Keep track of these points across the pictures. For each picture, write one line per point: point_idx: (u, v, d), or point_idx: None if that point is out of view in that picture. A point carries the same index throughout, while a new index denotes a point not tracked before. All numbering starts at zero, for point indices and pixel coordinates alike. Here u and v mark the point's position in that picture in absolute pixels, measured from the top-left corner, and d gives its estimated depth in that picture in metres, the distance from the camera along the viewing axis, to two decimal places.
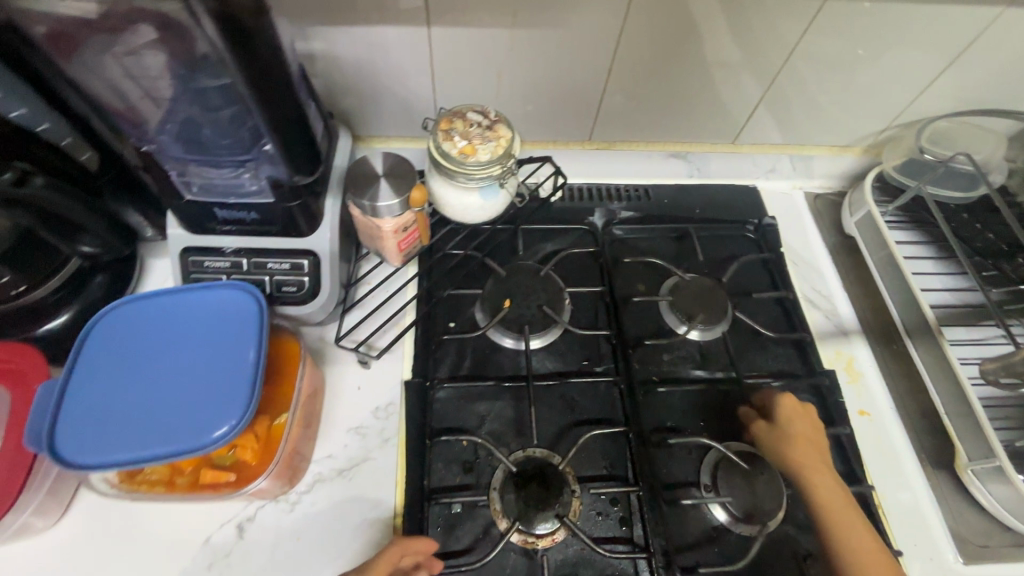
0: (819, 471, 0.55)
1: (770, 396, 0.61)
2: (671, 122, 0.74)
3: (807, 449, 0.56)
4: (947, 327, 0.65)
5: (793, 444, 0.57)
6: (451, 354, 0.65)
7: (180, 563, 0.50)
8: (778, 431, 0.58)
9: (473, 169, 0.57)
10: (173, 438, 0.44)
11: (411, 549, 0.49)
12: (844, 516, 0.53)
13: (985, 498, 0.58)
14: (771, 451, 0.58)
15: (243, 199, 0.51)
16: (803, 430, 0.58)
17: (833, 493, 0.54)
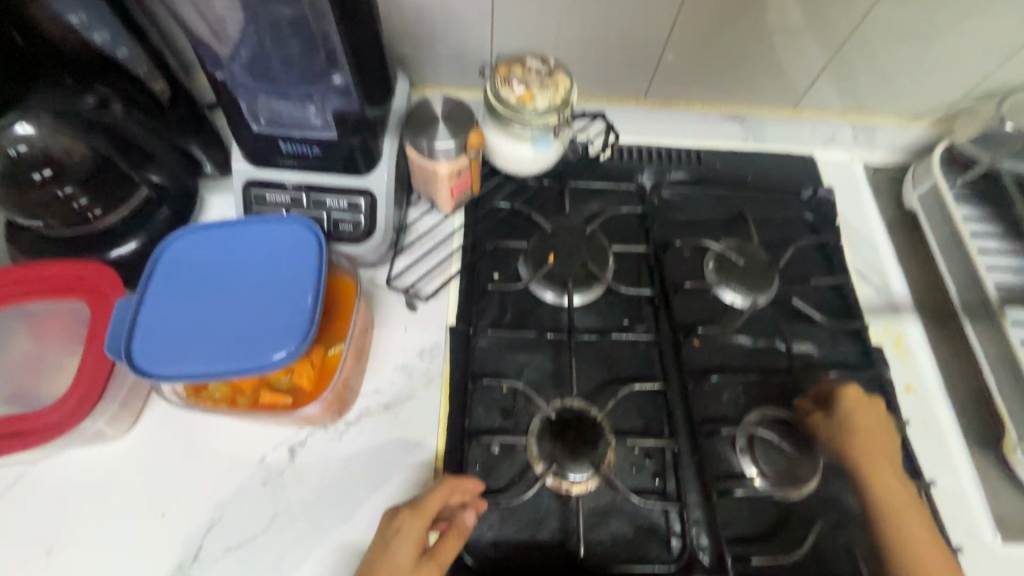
0: (885, 468, 0.55)
1: (832, 390, 0.59)
2: (730, 82, 0.72)
3: (871, 447, 0.56)
4: (1010, 307, 0.62)
5: (857, 441, 0.56)
6: (494, 305, 0.66)
7: (238, 478, 0.54)
8: (841, 427, 0.57)
9: (530, 116, 0.57)
10: (236, 358, 0.46)
11: (461, 487, 0.51)
12: (906, 515, 0.52)
13: None
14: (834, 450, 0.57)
15: (307, 133, 0.52)
16: (867, 427, 0.57)
17: (899, 493, 0.53)
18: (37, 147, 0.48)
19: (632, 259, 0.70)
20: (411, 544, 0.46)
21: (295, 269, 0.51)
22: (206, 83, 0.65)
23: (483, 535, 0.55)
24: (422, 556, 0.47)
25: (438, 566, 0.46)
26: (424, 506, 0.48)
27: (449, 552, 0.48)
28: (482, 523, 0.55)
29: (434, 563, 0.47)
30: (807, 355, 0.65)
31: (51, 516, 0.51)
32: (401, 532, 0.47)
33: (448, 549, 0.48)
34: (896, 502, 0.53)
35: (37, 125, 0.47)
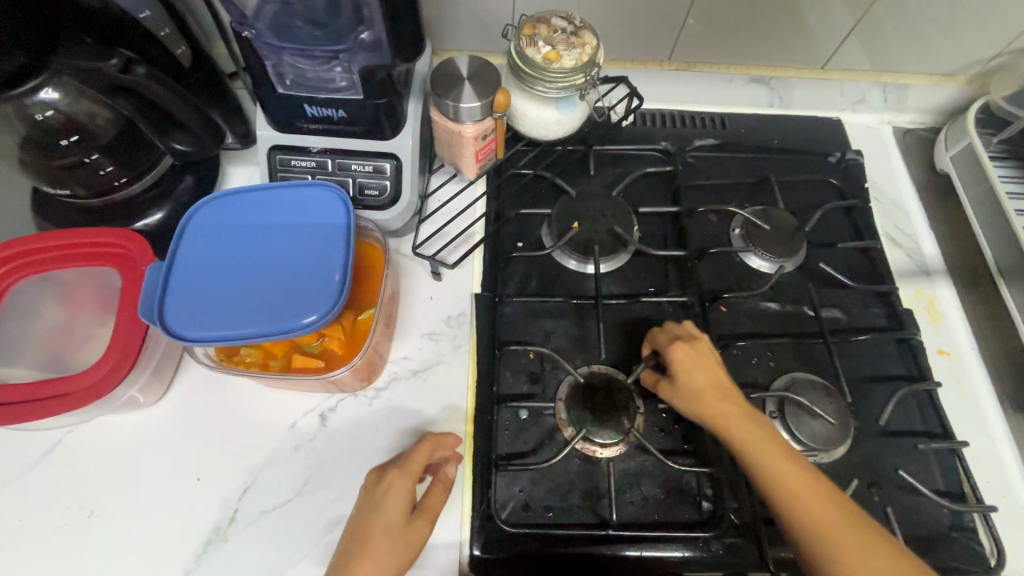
0: (731, 414, 0.51)
1: (661, 344, 0.56)
2: (756, 43, 0.70)
3: (711, 395, 0.52)
4: None
5: (706, 391, 0.52)
6: (518, 274, 0.65)
7: (270, 442, 0.54)
8: (681, 376, 0.53)
9: (556, 75, 0.55)
10: (267, 321, 0.46)
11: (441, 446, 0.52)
12: (772, 463, 0.48)
13: None
14: (678, 407, 0.53)
15: (332, 95, 0.51)
16: (702, 377, 0.53)
17: (755, 438, 0.49)
18: (62, 112, 0.48)
19: (657, 226, 0.69)
20: (401, 499, 0.48)
21: (323, 233, 0.50)
22: (224, 52, 0.64)
23: (514, 497, 0.54)
24: (413, 511, 0.49)
25: (429, 518, 0.49)
26: (410, 464, 0.49)
27: (437, 505, 0.50)
28: (513, 486, 0.55)
29: (424, 516, 0.49)
30: (835, 317, 0.64)
31: (89, 481, 0.52)
32: (390, 488, 0.48)
33: (436, 502, 0.50)
34: (754, 449, 0.49)
35: (62, 89, 0.47)
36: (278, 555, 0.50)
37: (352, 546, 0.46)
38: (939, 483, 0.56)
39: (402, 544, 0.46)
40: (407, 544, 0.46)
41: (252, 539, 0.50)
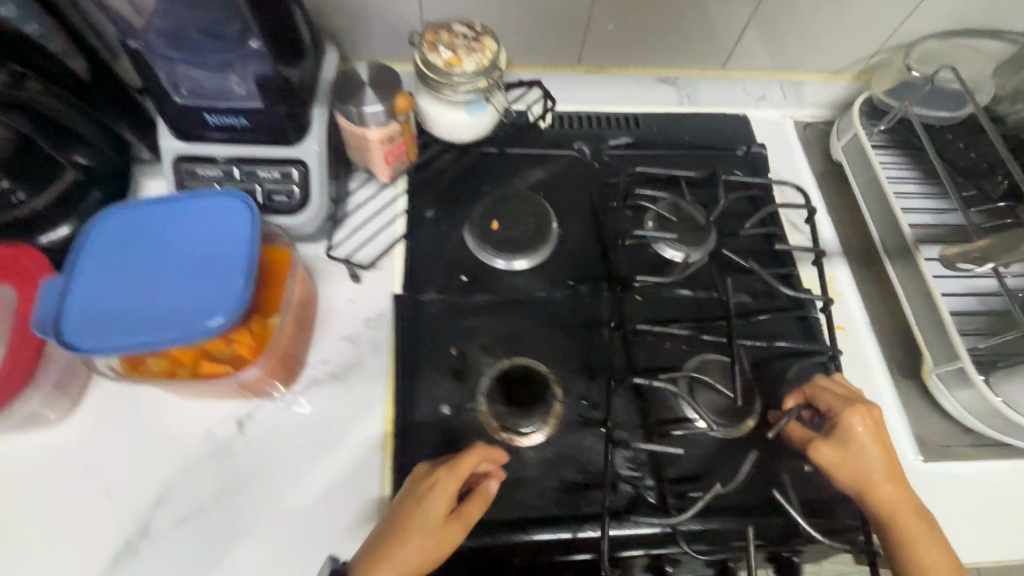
0: (903, 510, 0.51)
1: (841, 409, 0.55)
2: (661, 44, 0.73)
3: (884, 479, 0.52)
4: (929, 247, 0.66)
5: (880, 475, 0.52)
6: (442, 274, 0.67)
7: (187, 453, 0.54)
8: (856, 458, 0.52)
9: (459, 79, 0.57)
10: (171, 328, 0.46)
11: (490, 454, 0.52)
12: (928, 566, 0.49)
13: (952, 405, 0.60)
14: (832, 472, 0.53)
15: (231, 103, 0.51)
16: (878, 462, 0.52)
17: (921, 543, 0.50)
18: None
19: (576, 222, 0.72)
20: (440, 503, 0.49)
21: (229, 235, 0.51)
22: (128, 62, 0.63)
23: None
24: (447, 516, 0.49)
25: (463, 525, 0.49)
26: (457, 470, 0.50)
27: (471, 515, 0.50)
28: None
29: (459, 523, 0.49)
30: (743, 301, 0.68)
31: None
32: (429, 491, 0.50)
33: (472, 510, 0.50)
34: (916, 550, 0.50)
35: None
36: (195, 564, 0.50)
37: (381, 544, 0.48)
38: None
39: (430, 545, 0.48)
40: (436, 548, 0.48)
41: (167, 550, 0.50)
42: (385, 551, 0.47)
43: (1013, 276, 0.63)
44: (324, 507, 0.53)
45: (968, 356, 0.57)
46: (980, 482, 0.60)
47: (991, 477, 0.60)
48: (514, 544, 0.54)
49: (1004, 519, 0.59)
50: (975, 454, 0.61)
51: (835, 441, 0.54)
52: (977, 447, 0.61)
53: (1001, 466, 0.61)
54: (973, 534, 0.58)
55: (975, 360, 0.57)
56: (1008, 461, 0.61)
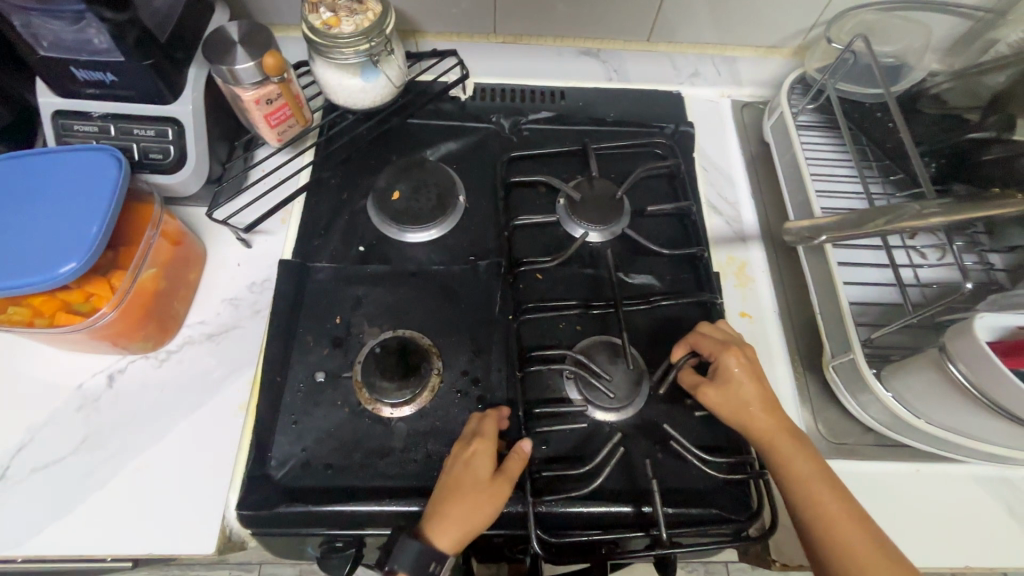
0: (782, 436, 0.50)
1: (717, 353, 0.54)
2: (577, 13, 0.70)
3: (763, 415, 0.51)
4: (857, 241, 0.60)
5: (759, 412, 0.51)
6: (337, 242, 0.65)
7: (55, 403, 0.55)
8: (736, 395, 0.52)
9: (339, 40, 0.56)
10: (23, 273, 0.47)
11: (506, 419, 0.55)
12: (806, 484, 0.48)
13: (858, 413, 0.55)
14: (718, 412, 0.53)
15: (94, 57, 0.51)
16: (755, 397, 0.52)
17: (797, 461, 0.49)
18: None
19: (483, 195, 0.70)
20: (486, 461, 0.51)
21: (88, 182, 0.51)
22: None
23: (294, 455, 0.55)
24: (497, 475, 0.51)
25: (509, 481, 0.51)
26: (484, 433, 0.53)
27: (515, 472, 0.51)
28: (295, 445, 0.55)
29: (507, 480, 0.51)
30: (646, 282, 0.65)
31: None
32: (479, 452, 0.51)
33: (515, 468, 0.51)
34: (795, 469, 0.49)
35: None
36: (45, 510, 0.51)
37: (472, 501, 0.49)
38: (712, 439, 0.57)
39: (486, 502, 0.49)
40: (490, 502, 0.49)
41: (21, 494, 0.51)
42: (460, 507, 0.48)
43: (925, 269, 0.59)
44: (181, 461, 0.54)
45: (859, 347, 0.53)
46: (882, 484, 0.55)
47: (895, 480, 0.56)
48: (367, 515, 0.53)
49: (907, 526, 0.53)
50: (879, 454, 0.57)
51: (717, 383, 0.53)
52: (879, 446, 0.57)
53: (906, 468, 0.56)
54: None
55: (866, 352, 0.54)
56: (914, 464, 0.56)
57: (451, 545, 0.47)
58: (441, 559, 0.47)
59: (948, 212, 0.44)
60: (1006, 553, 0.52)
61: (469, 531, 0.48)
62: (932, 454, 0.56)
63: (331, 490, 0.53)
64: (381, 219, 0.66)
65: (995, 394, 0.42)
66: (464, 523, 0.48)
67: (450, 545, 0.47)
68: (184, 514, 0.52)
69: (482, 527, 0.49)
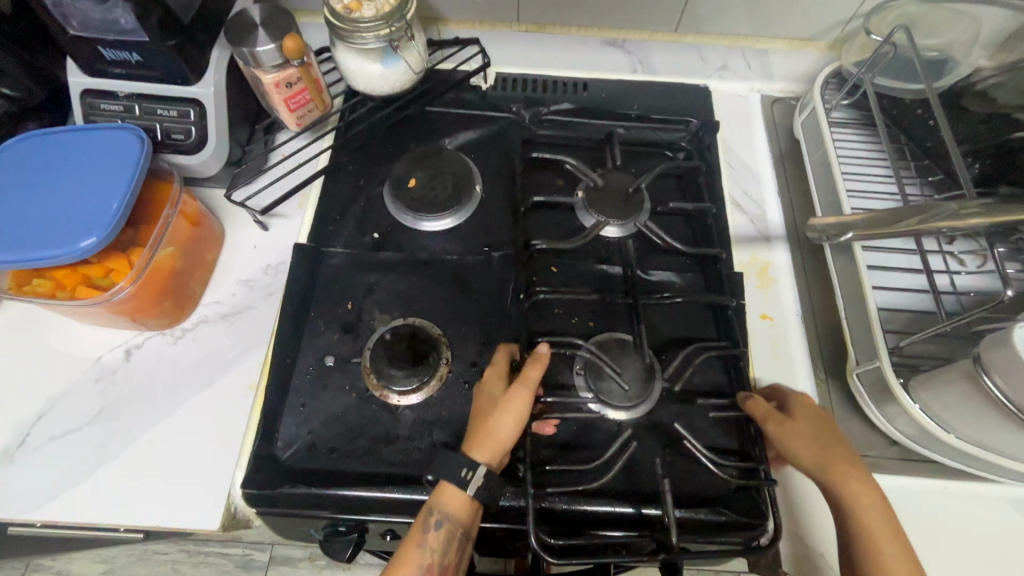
0: (861, 486, 0.47)
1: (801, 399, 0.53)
2: (601, 2, 0.69)
3: (839, 458, 0.49)
4: (889, 243, 0.57)
5: (836, 452, 0.49)
6: (352, 228, 0.65)
7: (74, 374, 0.57)
8: (814, 435, 0.50)
9: (359, 24, 0.56)
10: (46, 246, 0.48)
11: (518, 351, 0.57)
12: (876, 537, 0.45)
13: (887, 428, 0.52)
14: (793, 450, 0.49)
15: (121, 37, 0.52)
16: (832, 442, 0.50)
17: (869, 511, 0.46)
18: None
19: (500, 186, 0.69)
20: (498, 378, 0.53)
21: (112, 160, 0.53)
22: None
23: (300, 437, 0.55)
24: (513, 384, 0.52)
25: (521, 381, 0.51)
26: (494, 362, 0.56)
27: (532, 374, 0.51)
28: (302, 427, 0.55)
29: (519, 381, 0.51)
30: (664, 280, 0.63)
31: None
32: (492, 377, 0.54)
33: (530, 370, 0.51)
34: (868, 522, 0.46)
35: None
36: (60, 476, 0.52)
37: (489, 411, 0.51)
38: (723, 440, 0.56)
39: (502, 406, 0.50)
40: (504, 404, 0.50)
41: (38, 460, 0.53)
42: (479, 420, 0.51)
43: (963, 276, 0.56)
44: (190, 437, 0.55)
45: (887, 356, 0.50)
46: (906, 500, 0.52)
47: (919, 496, 0.53)
48: (368, 500, 0.52)
49: (931, 544, 0.50)
50: (904, 469, 0.53)
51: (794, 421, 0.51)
52: (906, 461, 0.54)
53: (933, 486, 0.53)
54: None
55: (893, 360, 0.51)
56: (941, 481, 0.53)
57: (479, 453, 0.49)
58: (473, 466, 0.48)
59: (989, 215, 0.41)
60: None
61: (491, 434, 0.49)
62: (962, 472, 0.53)
63: (334, 473, 0.53)
64: (395, 206, 0.66)
65: None
66: (484, 429, 0.50)
67: (478, 453, 0.49)
68: (191, 489, 0.52)
69: (506, 429, 0.49)
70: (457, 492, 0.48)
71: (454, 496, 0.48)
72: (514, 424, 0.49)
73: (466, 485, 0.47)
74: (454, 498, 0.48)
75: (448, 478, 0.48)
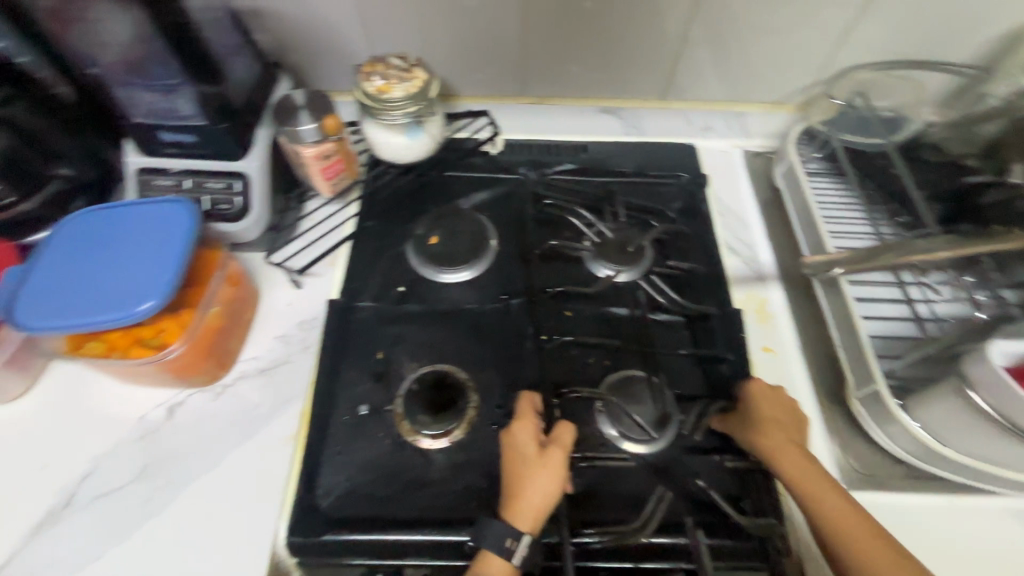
0: (782, 446, 0.53)
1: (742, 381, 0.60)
2: (597, 76, 0.78)
3: (766, 425, 0.55)
4: (867, 277, 0.64)
5: (762, 421, 0.56)
6: (379, 283, 0.70)
7: (117, 434, 0.59)
8: (744, 415, 0.57)
9: (389, 104, 0.64)
10: (108, 311, 0.52)
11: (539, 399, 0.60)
12: (808, 488, 0.50)
13: (891, 448, 0.56)
14: (736, 434, 0.57)
15: (179, 121, 0.59)
16: (761, 413, 0.56)
17: (796, 464, 0.52)
18: None
19: (513, 239, 0.75)
20: (530, 438, 0.55)
21: (167, 229, 0.58)
22: None
23: (339, 485, 0.57)
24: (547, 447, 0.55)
25: (559, 444, 0.54)
26: (518, 412, 0.58)
27: (564, 443, 0.55)
28: (340, 475, 0.58)
29: (556, 446, 0.54)
30: (667, 322, 0.68)
31: None
32: (519, 432, 0.56)
33: (565, 433, 0.56)
34: (794, 474, 0.51)
35: None
36: (106, 535, 0.53)
37: (525, 473, 0.53)
38: (733, 489, 0.58)
39: (543, 471, 0.53)
40: (546, 469, 0.53)
41: (83, 520, 0.54)
42: (517, 485, 0.52)
43: (940, 305, 0.62)
44: (231, 490, 0.56)
45: (882, 379, 0.55)
46: (915, 517, 0.55)
47: (924, 511, 0.56)
48: (407, 543, 0.54)
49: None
50: (911, 486, 0.57)
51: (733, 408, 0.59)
52: (911, 479, 0.58)
53: (938, 501, 0.56)
54: None
55: (887, 383, 0.56)
56: (945, 496, 0.57)
57: (524, 523, 0.51)
58: (517, 536, 0.50)
59: None
60: None
61: (534, 502, 0.51)
62: (962, 487, 0.57)
63: (372, 519, 0.55)
64: (419, 263, 0.71)
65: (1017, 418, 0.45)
66: (525, 497, 0.51)
67: (522, 523, 0.51)
68: (234, 541, 0.54)
69: (548, 496, 0.52)
70: (501, 560, 0.49)
71: (499, 566, 0.49)
72: (552, 491, 0.52)
73: (510, 554, 0.49)
74: (499, 568, 0.49)
75: (491, 547, 0.49)
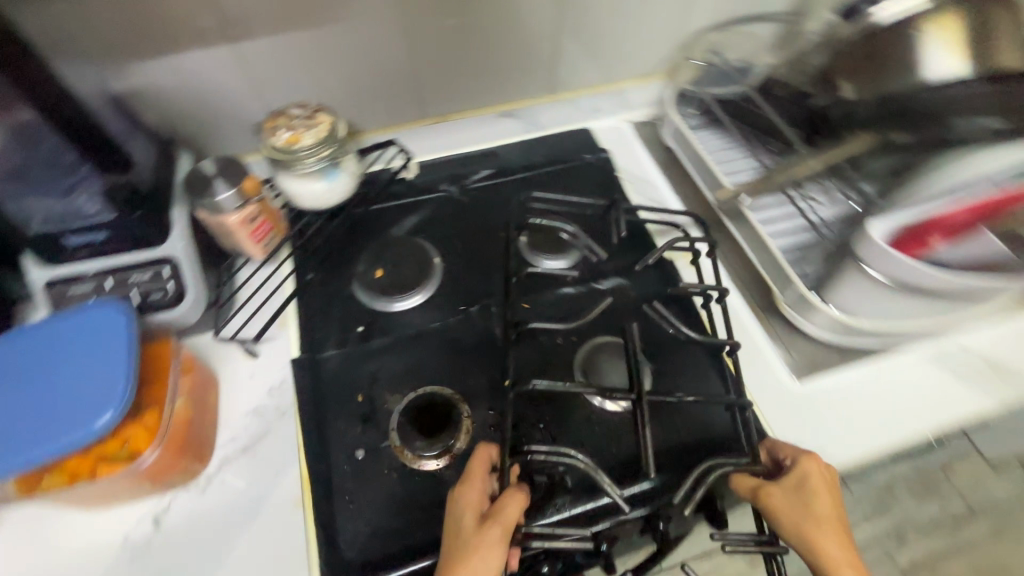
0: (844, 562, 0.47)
1: (801, 460, 0.53)
2: (487, 85, 0.83)
3: (829, 534, 0.48)
4: (762, 201, 0.74)
5: (824, 523, 0.48)
6: (337, 329, 0.70)
7: (103, 564, 0.54)
8: (803, 509, 0.49)
9: (301, 154, 0.64)
10: (63, 437, 0.49)
11: (494, 455, 0.56)
12: None
13: (819, 333, 0.66)
14: (784, 525, 0.49)
15: (85, 221, 0.56)
16: (826, 514, 0.49)
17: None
18: None
19: (454, 252, 0.77)
20: (473, 511, 0.50)
21: (101, 336, 0.54)
22: None
23: (360, 533, 0.57)
24: (486, 522, 0.48)
25: (498, 522, 0.47)
26: (469, 475, 0.53)
27: (506, 515, 0.48)
28: (358, 523, 0.57)
29: (495, 520, 0.47)
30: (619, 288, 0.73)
31: None
32: (465, 503, 0.51)
33: (508, 505, 0.48)
34: None
35: None
36: None
37: (459, 553, 0.46)
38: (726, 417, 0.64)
39: (476, 550, 0.46)
40: (478, 547, 0.46)
41: None
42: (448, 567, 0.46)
43: (825, 209, 0.73)
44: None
45: (798, 280, 0.65)
46: (858, 385, 0.65)
47: (864, 379, 0.66)
48: None
49: (854, 435, 0.62)
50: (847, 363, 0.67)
51: (786, 488, 0.51)
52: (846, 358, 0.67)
53: (872, 366, 0.66)
54: (849, 432, 0.62)
55: (805, 283, 0.65)
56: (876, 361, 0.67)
57: None
58: None
59: None
60: (960, 408, 0.63)
61: None
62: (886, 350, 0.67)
63: (403, 554, 0.56)
64: (370, 300, 0.71)
65: (900, 276, 0.56)
66: None
67: None
68: None
69: None
70: None
71: None
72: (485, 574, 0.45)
73: None
74: None
75: None
